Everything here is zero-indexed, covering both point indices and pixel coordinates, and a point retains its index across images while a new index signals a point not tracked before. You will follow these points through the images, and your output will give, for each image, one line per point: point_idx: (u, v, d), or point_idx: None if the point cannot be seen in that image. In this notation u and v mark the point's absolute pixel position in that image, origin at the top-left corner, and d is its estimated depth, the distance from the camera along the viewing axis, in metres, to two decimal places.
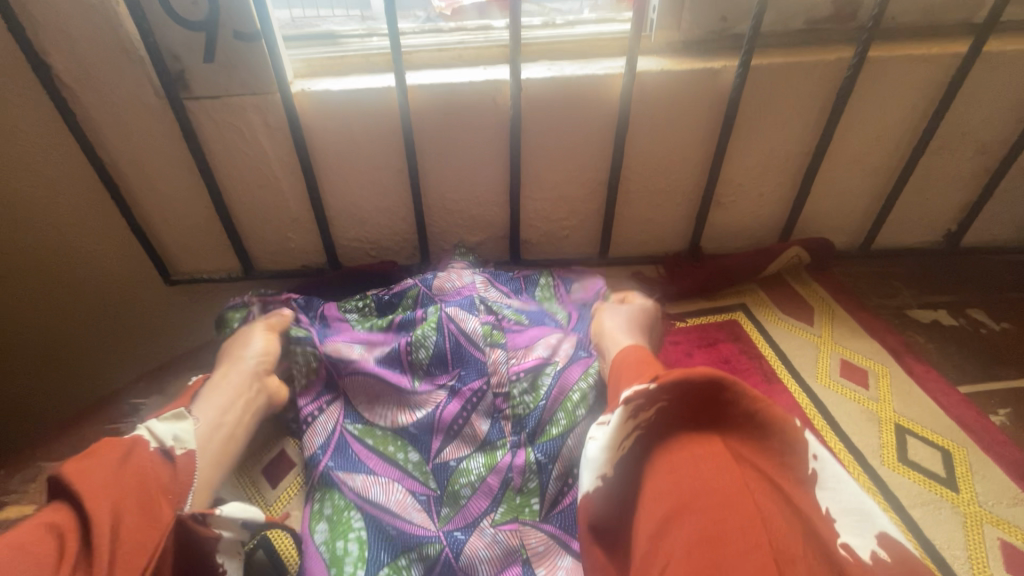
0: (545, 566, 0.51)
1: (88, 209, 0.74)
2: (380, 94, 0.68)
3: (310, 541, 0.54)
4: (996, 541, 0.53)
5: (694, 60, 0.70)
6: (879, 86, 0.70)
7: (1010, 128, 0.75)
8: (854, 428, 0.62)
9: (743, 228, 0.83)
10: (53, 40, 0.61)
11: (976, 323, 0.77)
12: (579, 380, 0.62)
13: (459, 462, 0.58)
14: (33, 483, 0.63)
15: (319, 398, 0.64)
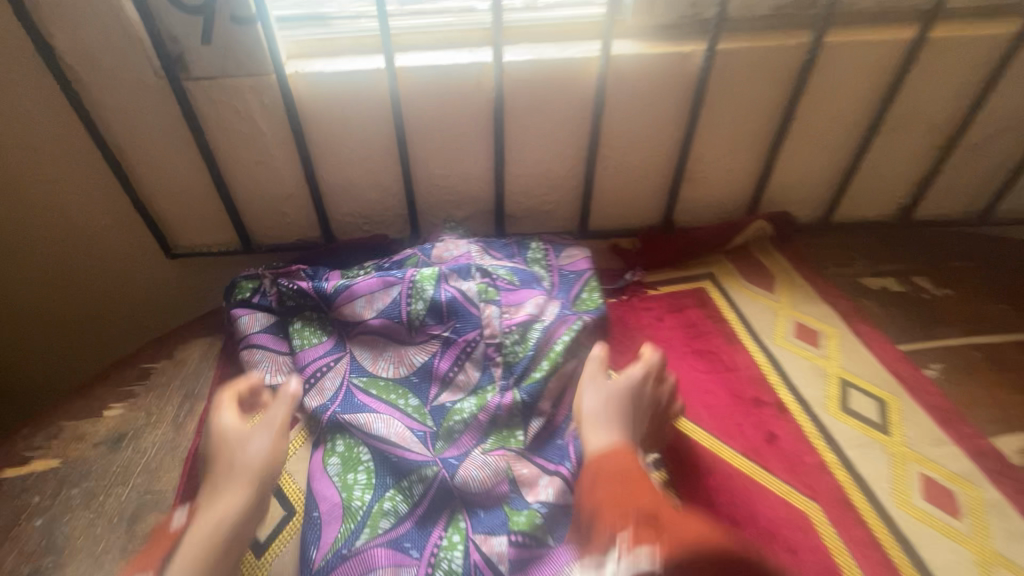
0: (531, 490, 0.58)
1: (92, 184, 0.78)
2: (371, 76, 0.72)
3: (321, 472, 0.60)
4: (918, 476, 0.60)
5: (667, 43, 0.74)
6: (835, 69, 0.75)
7: (957, 109, 0.81)
8: (803, 381, 0.70)
9: (716, 202, 0.89)
10: (53, 22, 0.64)
11: (921, 289, 0.83)
12: (563, 335, 0.68)
13: (454, 403, 0.64)
14: (56, 440, 0.66)
15: (327, 355, 0.69)
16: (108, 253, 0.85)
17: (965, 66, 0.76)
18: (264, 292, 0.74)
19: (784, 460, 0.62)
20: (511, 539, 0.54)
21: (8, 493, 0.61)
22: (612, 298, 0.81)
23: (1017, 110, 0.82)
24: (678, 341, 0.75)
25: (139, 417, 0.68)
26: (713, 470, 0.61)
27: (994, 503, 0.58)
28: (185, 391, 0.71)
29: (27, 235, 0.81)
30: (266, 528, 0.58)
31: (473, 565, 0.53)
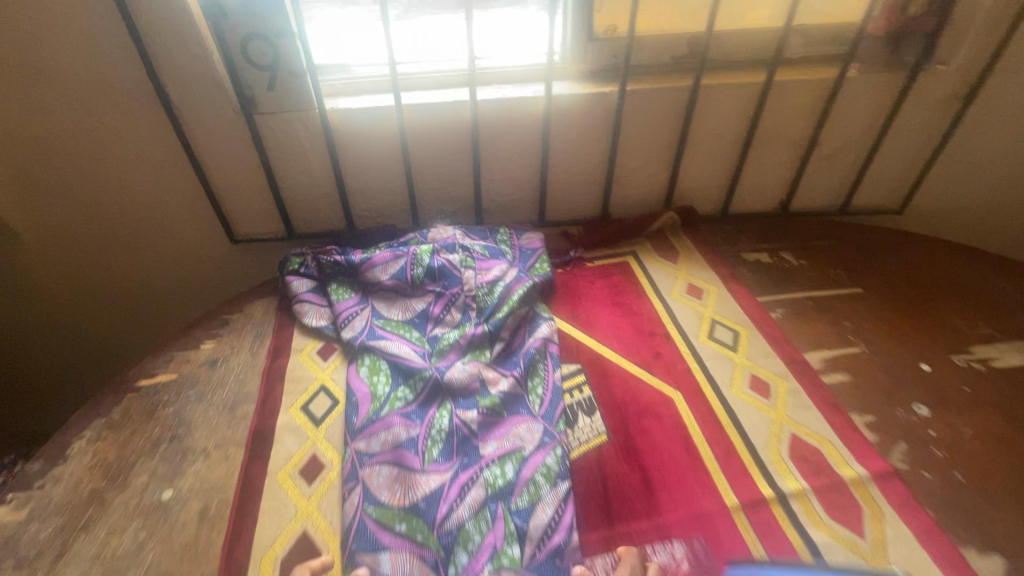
0: (494, 383, 0.87)
1: (182, 189, 1.06)
2: (386, 111, 1.02)
3: (354, 375, 0.90)
4: (748, 374, 0.89)
5: (594, 86, 1.05)
6: (713, 102, 1.07)
7: (807, 129, 1.13)
8: (685, 320, 1.00)
9: (638, 198, 1.21)
10: (170, 78, 0.93)
11: (783, 260, 1.13)
12: (519, 289, 0.98)
13: (443, 333, 0.95)
14: (172, 362, 0.94)
15: (356, 304, 0.99)
16: (186, 240, 1.13)
17: (806, 99, 1.08)
18: (307, 263, 1.04)
19: (663, 367, 0.91)
20: (480, 411, 0.83)
21: (146, 394, 0.89)
22: (559, 269, 1.12)
23: (851, 129, 1.13)
24: (603, 295, 1.06)
25: (227, 347, 0.97)
26: (614, 375, 0.90)
27: (794, 391, 0.87)
28: (256, 331, 1.00)
29: (129, 228, 1.09)
30: (320, 410, 0.87)
31: (455, 426, 0.82)
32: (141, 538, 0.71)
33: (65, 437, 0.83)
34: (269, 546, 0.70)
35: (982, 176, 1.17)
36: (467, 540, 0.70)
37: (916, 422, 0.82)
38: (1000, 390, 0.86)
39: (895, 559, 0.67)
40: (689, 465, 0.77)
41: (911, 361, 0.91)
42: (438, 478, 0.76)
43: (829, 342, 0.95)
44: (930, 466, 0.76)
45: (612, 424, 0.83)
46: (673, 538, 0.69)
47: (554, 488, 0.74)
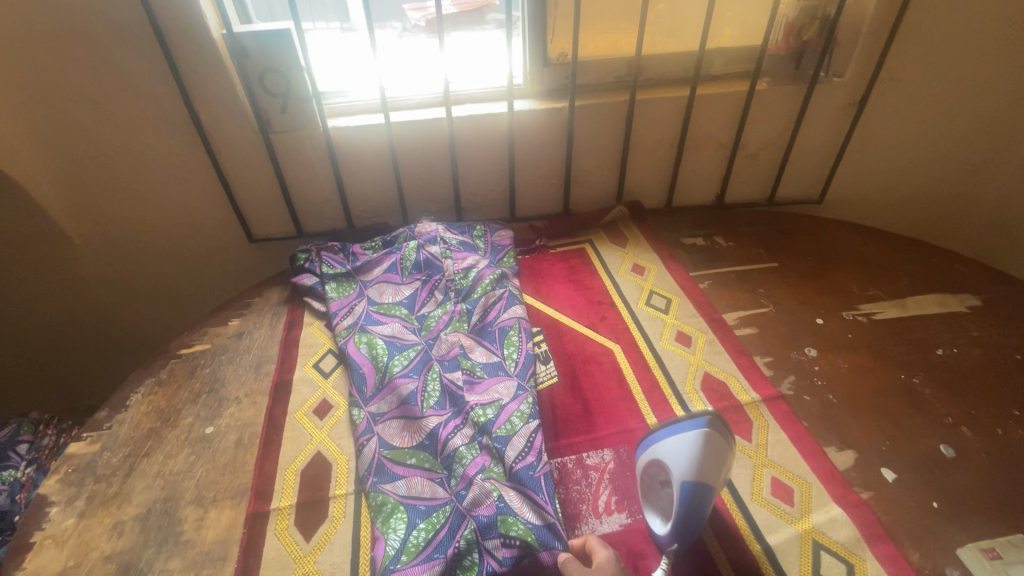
0: (472, 349, 1.06)
1: (209, 197, 1.28)
2: (378, 128, 1.22)
3: (354, 350, 1.05)
4: (676, 330, 1.10)
5: (549, 102, 1.27)
6: (649, 113, 1.28)
7: (732, 134, 1.34)
8: (628, 291, 1.21)
9: (594, 195, 1.42)
10: (203, 106, 1.14)
11: (715, 243, 1.34)
12: (488, 276, 1.17)
13: (428, 312, 1.13)
14: (206, 336, 1.14)
15: (347, 304, 1.15)
16: (211, 239, 1.34)
17: (726, 109, 1.30)
18: (313, 258, 1.24)
19: (608, 327, 1.12)
20: (463, 372, 1.00)
21: (186, 359, 1.09)
22: (526, 256, 1.33)
23: (768, 132, 1.35)
24: (561, 274, 1.27)
25: (250, 322, 1.17)
26: (567, 334, 1.11)
27: (711, 341, 1.07)
28: (273, 310, 1.20)
29: (165, 230, 1.30)
30: (329, 365, 1.07)
31: (445, 384, 0.98)
32: (192, 460, 0.91)
33: (123, 392, 1.03)
34: (291, 460, 0.90)
35: (882, 168, 1.39)
36: (462, 458, 0.87)
37: (805, 360, 1.03)
38: (876, 336, 1.07)
39: (773, 454, 0.87)
40: (620, 396, 0.98)
41: (808, 317, 1.12)
42: (433, 420, 0.92)
43: (743, 304, 1.16)
44: (810, 391, 0.97)
45: (563, 369, 1.04)
46: (604, 447, 0.90)
47: (527, 425, 0.91)
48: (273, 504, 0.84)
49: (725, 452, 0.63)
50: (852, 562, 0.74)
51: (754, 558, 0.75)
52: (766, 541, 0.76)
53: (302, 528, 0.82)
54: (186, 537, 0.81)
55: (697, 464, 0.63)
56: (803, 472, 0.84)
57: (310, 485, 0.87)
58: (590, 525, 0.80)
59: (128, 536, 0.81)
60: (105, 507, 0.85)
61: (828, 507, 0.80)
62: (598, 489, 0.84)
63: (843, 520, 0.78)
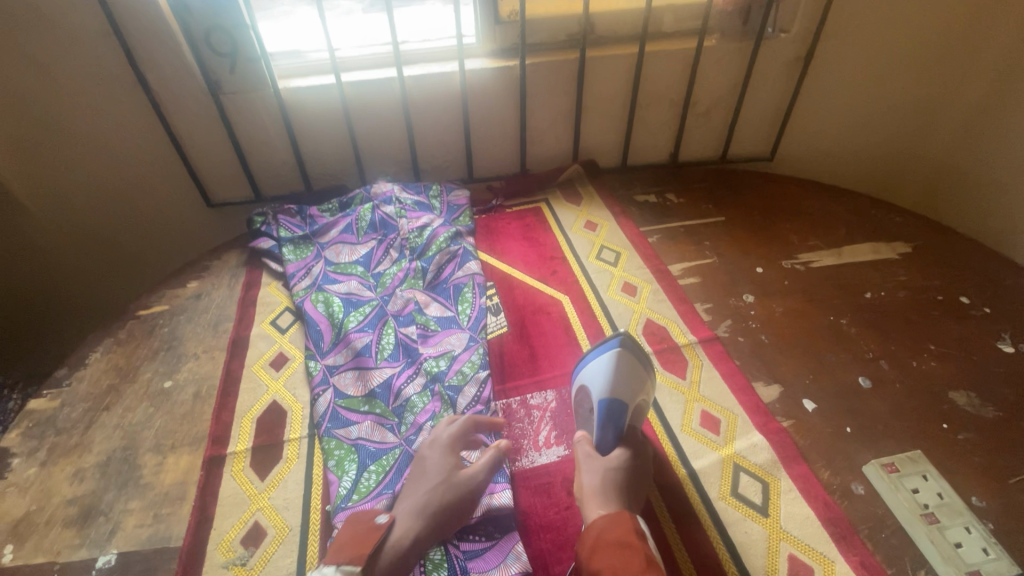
0: (426, 304, 1.09)
1: (163, 160, 1.28)
2: (331, 89, 1.23)
3: (311, 307, 1.08)
4: (623, 282, 1.15)
5: (501, 61, 1.27)
6: (600, 71, 1.30)
7: (683, 91, 1.36)
8: (580, 246, 1.25)
9: (550, 154, 1.44)
10: (148, 66, 1.13)
11: (666, 199, 1.38)
12: (443, 235, 1.20)
13: (384, 270, 1.15)
14: (164, 297, 1.15)
15: (304, 264, 1.17)
16: (168, 203, 1.35)
17: (676, 65, 1.31)
18: (268, 221, 1.25)
19: (558, 280, 1.16)
20: (417, 326, 1.05)
21: (145, 319, 1.11)
22: (482, 215, 1.36)
23: (718, 89, 1.37)
24: (517, 232, 1.30)
25: (209, 282, 1.19)
26: (518, 288, 1.15)
27: (655, 290, 1.12)
28: (231, 271, 1.21)
29: (120, 194, 1.30)
30: (285, 322, 1.09)
31: (400, 338, 1.02)
32: (151, 412, 0.94)
33: (83, 351, 1.05)
34: (248, 409, 0.94)
35: (828, 124, 1.43)
36: (413, 406, 0.92)
37: (742, 305, 1.08)
38: (811, 281, 1.12)
39: (704, 390, 0.93)
40: (566, 343, 1.03)
41: (749, 266, 1.17)
42: (389, 371, 0.97)
43: (689, 256, 1.21)
44: (744, 333, 1.03)
45: (512, 320, 1.08)
46: (548, 388, 0.95)
47: (476, 374, 0.96)
48: (229, 448, 0.88)
49: (637, 367, 0.79)
50: (768, 481, 0.80)
51: (678, 481, 0.81)
52: (691, 466, 0.82)
53: (257, 469, 0.86)
54: (145, 481, 0.84)
55: (614, 370, 0.78)
56: (731, 405, 0.90)
57: (265, 431, 0.91)
58: (529, 458, 0.85)
59: (89, 482, 0.85)
60: (67, 457, 0.88)
61: (751, 434, 0.86)
62: (539, 425, 0.89)
63: (763, 445, 0.84)
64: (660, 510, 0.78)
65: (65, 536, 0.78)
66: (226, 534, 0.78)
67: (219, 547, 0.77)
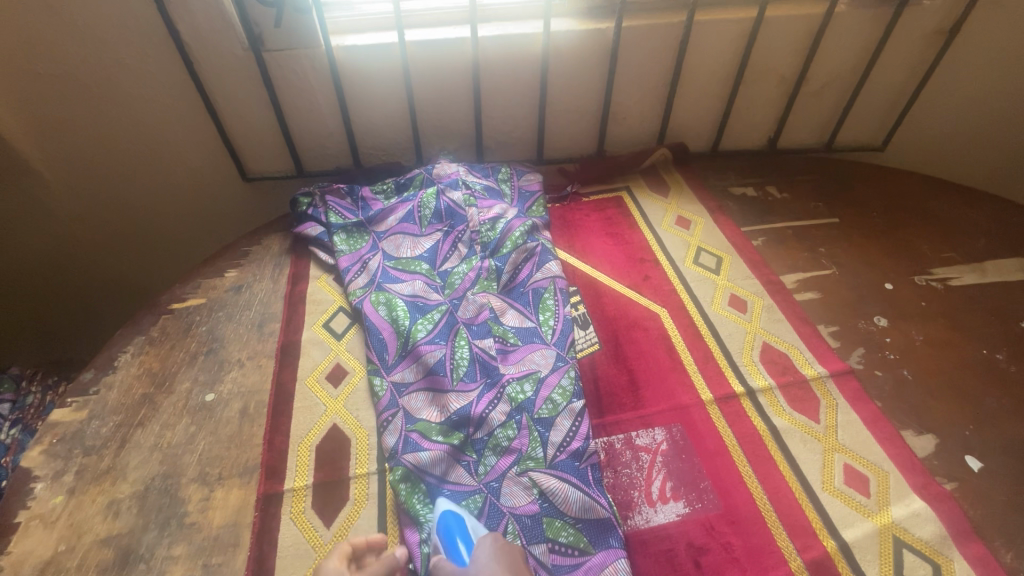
0: (502, 312, 0.94)
1: (195, 127, 1.11)
2: (391, 49, 1.04)
3: (372, 311, 0.93)
4: (729, 294, 0.98)
5: (591, 22, 1.07)
6: (705, 38, 1.10)
7: (798, 67, 1.16)
8: (673, 247, 1.08)
9: (632, 135, 1.25)
10: (180, 14, 0.95)
11: (768, 193, 1.20)
12: (519, 228, 1.03)
13: (452, 268, 0.99)
14: (200, 289, 1.01)
15: (359, 257, 1.01)
16: (200, 175, 1.18)
17: (796, 35, 1.11)
18: (316, 204, 1.09)
19: (652, 288, 1.00)
20: (495, 339, 0.89)
21: (180, 314, 0.96)
22: (556, 204, 1.19)
23: (840, 64, 1.16)
24: (598, 226, 1.13)
25: (250, 272, 1.03)
26: (606, 296, 0.99)
27: (769, 306, 0.96)
28: (274, 261, 1.05)
29: (147, 164, 1.14)
30: (340, 326, 0.95)
31: (476, 353, 0.87)
32: (192, 431, 0.81)
33: (110, 351, 0.91)
34: (305, 433, 0.81)
35: (960, 111, 1.22)
36: (496, 443, 0.78)
37: (874, 331, 0.92)
38: (953, 304, 0.96)
39: (844, 438, 0.78)
40: (670, 368, 0.88)
41: (876, 281, 1.00)
42: (466, 396, 0.82)
43: (803, 265, 1.04)
44: (881, 365, 0.87)
45: (604, 336, 0.93)
46: (655, 425, 0.80)
47: (570, 405, 0.81)
48: (287, 484, 0.75)
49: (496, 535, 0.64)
50: (939, 563, 0.66)
51: (828, 555, 0.67)
52: (841, 537, 0.69)
53: (321, 512, 0.73)
54: (190, 520, 0.72)
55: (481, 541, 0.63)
56: (879, 459, 0.76)
57: (327, 463, 0.78)
58: (643, 515, 0.72)
59: (126, 517, 0.72)
60: (98, 484, 0.75)
61: (909, 499, 0.72)
62: (650, 473, 0.75)
63: (926, 515, 0.70)
64: None
65: None
66: None
67: None
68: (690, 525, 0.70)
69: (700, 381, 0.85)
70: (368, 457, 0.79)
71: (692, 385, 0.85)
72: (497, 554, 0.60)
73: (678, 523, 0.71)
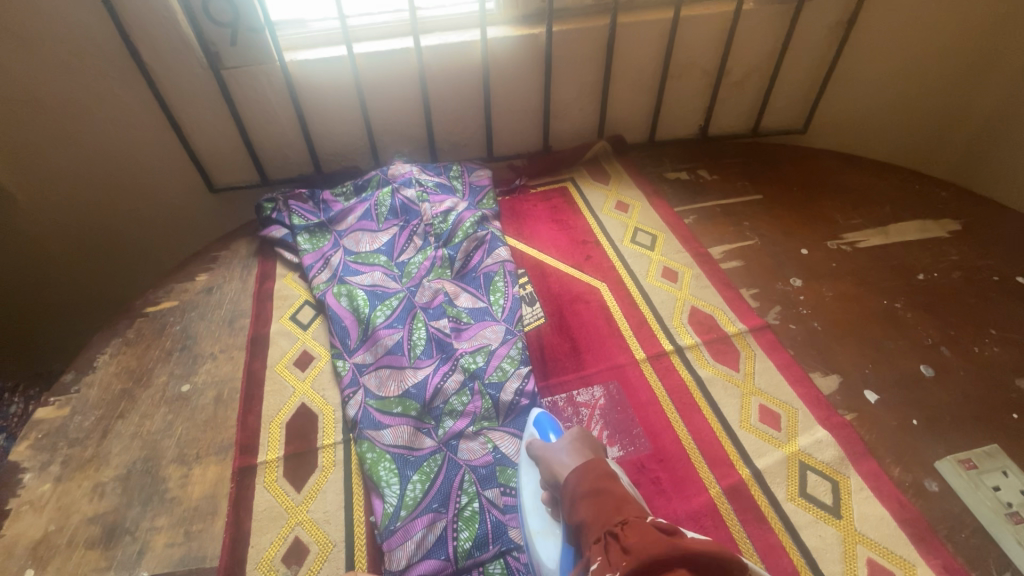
0: (455, 295, 1.02)
1: (161, 143, 1.18)
2: (341, 61, 1.12)
3: (335, 303, 1.01)
4: (662, 267, 1.08)
5: (525, 29, 1.17)
6: (629, 39, 1.20)
7: (718, 60, 1.27)
8: (613, 229, 1.18)
9: (574, 129, 1.36)
10: (141, 39, 1.02)
11: (699, 177, 1.31)
12: (469, 219, 1.11)
13: (409, 259, 1.08)
14: (172, 292, 1.07)
15: (322, 255, 1.09)
16: (168, 188, 1.25)
17: (711, 32, 1.22)
18: (279, 209, 1.16)
19: (594, 266, 1.10)
20: (449, 319, 0.97)
21: (154, 317, 1.03)
22: (506, 197, 1.29)
23: (754, 56, 1.28)
24: (544, 215, 1.22)
25: (219, 274, 1.10)
26: (551, 275, 1.08)
27: (697, 275, 1.06)
28: (242, 264, 1.12)
29: (115, 181, 1.20)
30: (306, 317, 1.02)
31: (432, 333, 0.95)
32: (170, 419, 0.88)
33: (89, 353, 0.97)
34: (276, 413, 0.88)
35: (867, 93, 1.34)
36: (452, 410, 0.86)
37: (791, 290, 1.02)
38: (861, 263, 1.07)
39: (760, 383, 0.88)
40: (608, 334, 0.97)
41: (794, 248, 1.11)
42: (423, 371, 0.90)
43: (730, 237, 1.14)
44: (796, 320, 0.98)
45: (549, 310, 1.02)
46: (594, 383, 0.90)
47: (518, 370, 0.89)
48: (260, 457, 0.83)
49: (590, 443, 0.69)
50: (837, 480, 0.76)
51: (743, 481, 0.77)
52: (754, 465, 0.78)
53: (292, 479, 0.81)
54: (171, 495, 0.79)
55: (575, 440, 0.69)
56: (789, 398, 0.86)
57: (296, 438, 0.85)
58: None
59: (110, 497, 0.79)
60: (83, 470, 0.81)
61: (814, 430, 0.81)
62: (589, 425, 0.84)
63: (828, 441, 0.80)
64: (726, 514, 0.74)
65: (89, 558, 0.73)
66: (265, 552, 0.74)
67: (260, 566, 0.72)
68: (624, 464, 0.79)
69: (635, 343, 0.95)
70: (335, 430, 0.86)
71: (627, 348, 0.94)
72: (579, 437, 0.70)
73: (613, 465, 0.79)
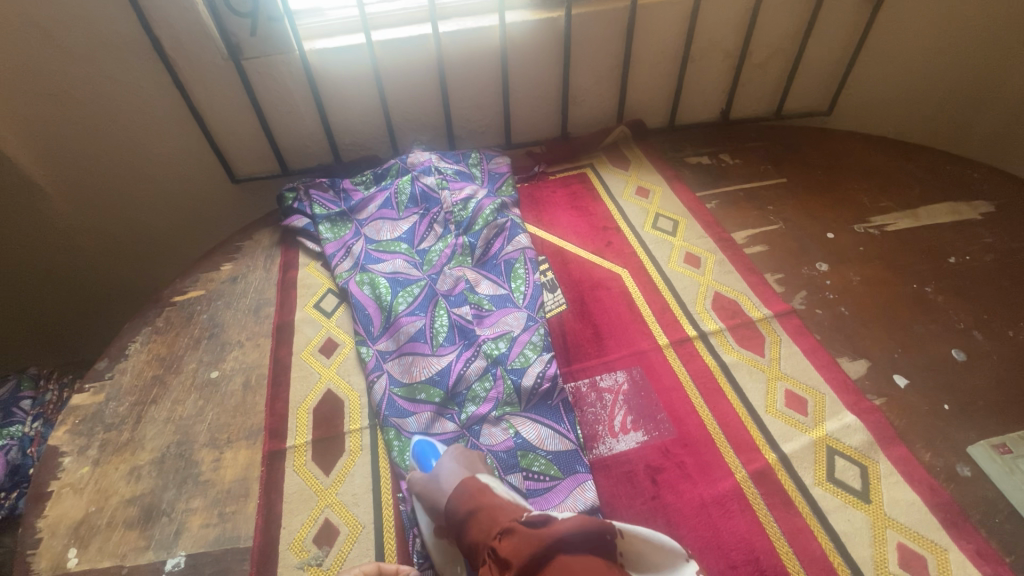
0: (476, 282, 1.02)
1: (184, 134, 1.19)
2: (359, 50, 1.12)
3: (357, 290, 1.02)
4: (684, 252, 1.07)
5: (543, 12, 1.15)
6: (650, 20, 1.18)
7: (740, 40, 1.24)
8: (634, 215, 1.17)
9: (593, 115, 1.34)
10: (163, 29, 1.03)
11: (721, 161, 1.28)
12: (489, 206, 1.11)
13: (429, 247, 1.08)
14: (197, 282, 1.09)
15: (343, 243, 1.09)
16: (191, 179, 1.27)
17: (733, 12, 1.19)
18: (301, 198, 1.17)
19: (614, 252, 1.09)
20: (471, 306, 0.97)
21: (181, 306, 1.05)
22: (524, 184, 1.28)
23: (778, 36, 1.24)
24: (564, 201, 1.22)
25: (243, 264, 1.12)
26: (573, 262, 1.08)
27: (720, 261, 1.05)
28: (266, 253, 1.14)
29: (140, 173, 1.22)
30: (330, 305, 1.03)
31: (454, 319, 0.95)
32: (200, 404, 0.90)
33: (121, 340, 1.00)
34: (302, 399, 0.90)
35: (896, 73, 1.31)
36: (475, 396, 0.86)
37: (816, 275, 1.01)
38: (888, 247, 1.05)
39: (786, 367, 0.87)
40: (631, 319, 0.97)
41: (819, 231, 1.09)
42: (446, 358, 0.90)
43: (753, 222, 1.13)
44: (822, 304, 0.96)
45: (570, 296, 1.02)
46: (617, 369, 0.90)
47: (540, 356, 0.89)
48: (288, 442, 0.84)
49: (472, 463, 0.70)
50: (866, 465, 0.75)
51: (769, 466, 0.76)
52: (780, 449, 0.78)
53: (320, 463, 0.82)
54: (204, 478, 0.81)
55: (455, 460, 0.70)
56: (816, 383, 0.85)
57: (323, 422, 0.87)
58: (606, 445, 0.81)
59: (146, 480, 0.81)
60: (119, 454, 0.84)
61: (842, 415, 0.80)
62: (613, 410, 0.85)
63: (856, 426, 0.79)
64: (752, 498, 0.74)
65: (128, 538, 0.75)
66: (297, 533, 0.75)
67: (291, 546, 0.74)
68: (649, 449, 0.80)
69: (658, 329, 0.94)
70: (360, 417, 0.87)
71: (650, 333, 0.94)
72: (458, 458, 0.70)
73: (637, 451, 0.80)
